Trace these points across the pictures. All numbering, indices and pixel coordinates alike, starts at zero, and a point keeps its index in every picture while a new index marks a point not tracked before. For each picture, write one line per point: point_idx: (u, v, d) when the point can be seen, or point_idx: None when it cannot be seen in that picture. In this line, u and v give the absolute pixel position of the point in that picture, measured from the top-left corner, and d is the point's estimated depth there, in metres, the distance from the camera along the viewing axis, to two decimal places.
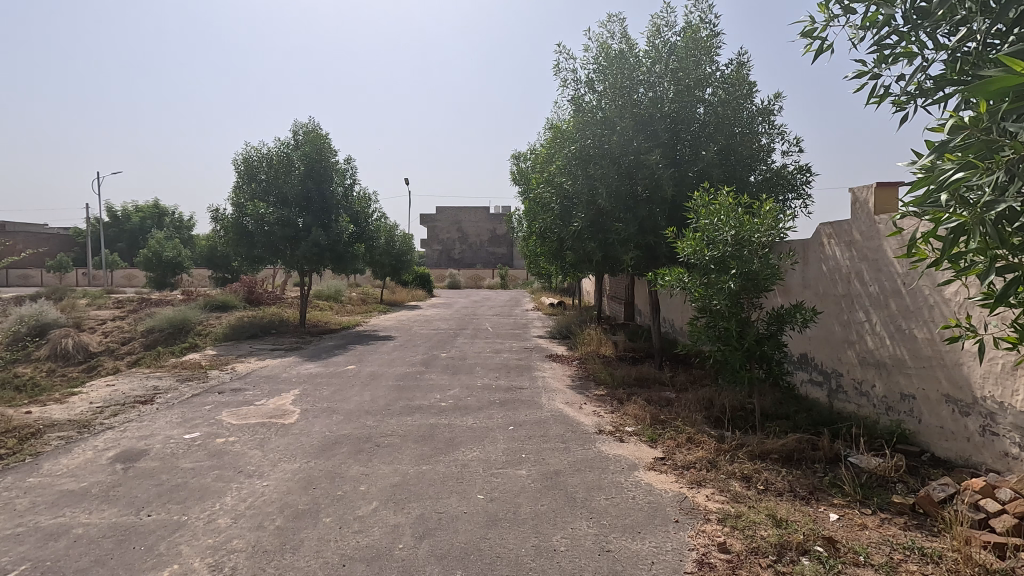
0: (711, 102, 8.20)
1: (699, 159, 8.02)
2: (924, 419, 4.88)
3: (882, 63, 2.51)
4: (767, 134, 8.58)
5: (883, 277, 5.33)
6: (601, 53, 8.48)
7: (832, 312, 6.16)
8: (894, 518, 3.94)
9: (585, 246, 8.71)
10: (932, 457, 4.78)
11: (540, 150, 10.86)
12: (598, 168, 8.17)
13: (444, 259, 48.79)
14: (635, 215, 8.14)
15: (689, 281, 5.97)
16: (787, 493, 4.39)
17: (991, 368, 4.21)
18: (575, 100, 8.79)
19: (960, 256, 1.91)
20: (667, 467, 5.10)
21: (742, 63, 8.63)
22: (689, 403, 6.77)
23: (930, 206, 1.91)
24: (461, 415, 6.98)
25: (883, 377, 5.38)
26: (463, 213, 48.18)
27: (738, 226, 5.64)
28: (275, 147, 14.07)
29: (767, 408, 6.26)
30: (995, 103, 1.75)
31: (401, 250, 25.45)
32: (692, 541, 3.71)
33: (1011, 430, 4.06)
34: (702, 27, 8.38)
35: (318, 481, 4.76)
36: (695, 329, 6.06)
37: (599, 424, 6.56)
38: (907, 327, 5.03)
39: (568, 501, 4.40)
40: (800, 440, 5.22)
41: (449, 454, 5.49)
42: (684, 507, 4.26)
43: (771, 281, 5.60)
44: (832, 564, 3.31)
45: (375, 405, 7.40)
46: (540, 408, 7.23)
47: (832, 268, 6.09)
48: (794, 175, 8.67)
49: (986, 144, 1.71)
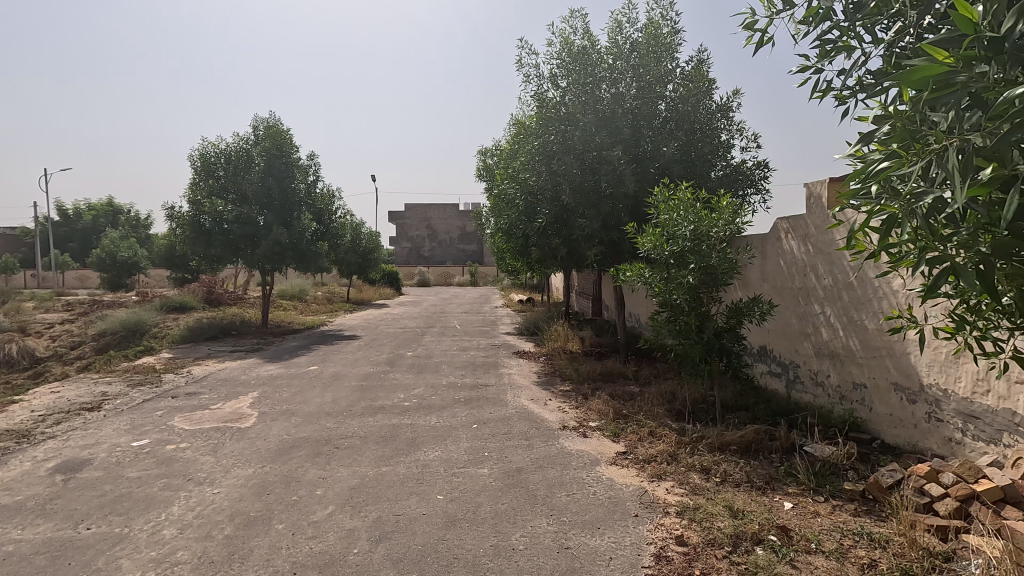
0: (673, 99, 8.28)
1: (661, 155, 8.09)
2: (875, 407, 5.05)
3: (824, 58, 2.47)
4: (727, 130, 8.72)
5: (836, 270, 5.47)
6: (564, 50, 8.55)
7: (789, 305, 6.28)
8: (845, 505, 4.04)
9: (550, 243, 8.68)
10: (883, 444, 4.93)
11: (504, 147, 10.84)
12: (561, 164, 8.19)
13: (414, 256, 48.37)
14: (599, 212, 8.18)
15: (650, 276, 6.03)
16: (744, 484, 4.46)
17: (936, 357, 4.36)
18: (538, 95, 8.81)
19: (894, 248, 1.83)
20: (629, 461, 5.13)
21: (702, 60, 8.77)
22: (652, 397, 6.84)
23: (863, 198, 1.83)
24: (426, 413, 6.90)
25: (837, 368, 5.53)
26: (432, 209, 47.96)
27: (697, 220, 5.71)
28: (231, 142, 13.62)
29: (728, 400, 6.38)
30: (918, 91, 1.67)
31: (368, 247, 25.05)
32: (651, 535, 3.73)
33: (955, 416, 4.21)
34: (662, 24, 8.49)
35: (272, 487, 4.62)
36: (656, 324, 6.12)
37: (563, 420, 6.57)
38: (859, 318, 5.18)
39: (529, 499, 4.37)
40: (758, 431, 5.33)
41: (411, 454, 5.41)
42: (643, 500, 4.29)
43: (729, 275, 5.71)
44: (785, 552, 3.37)
45: (336, 406, 7.26)
46: (504, 405, 7.21)
47: (789, 263, 6.22)
48: (753, 171, 8.81)
49: (913, 133, 1.60)
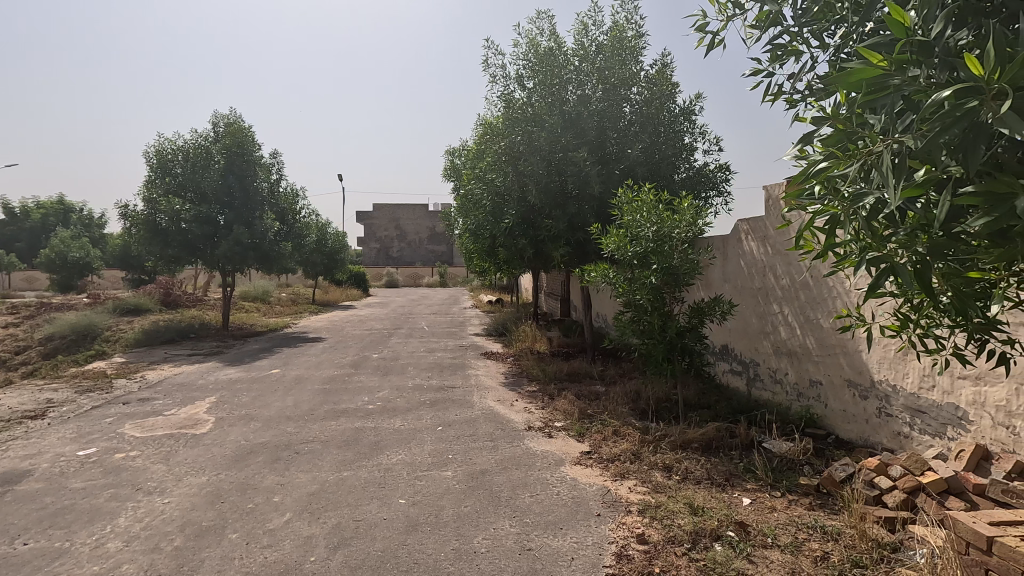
0: (638, 102, 8.37)
1: (626, 157, 8.18)
2: (830, 403, 5.20)
3: (775, 62, 2.51)
4: (691, 133, 8.85)
5: (793, 270, 5.62)
6: (531, 51, 8.56)
7: (749, 305, 6.42)
8: (800, 499, 4.14)
9: (517, 243, 8.67)
10: (837, 439, 5.08)
11: (472, 147, 10.79)
12: (528, 165, 8.19)
13: (382, 257, 47.76)
14: (565, 212, 8.21)
15: (614, 276, 6.08)
16: (705, 481, 4.53)
17: (885, 354, 4.53)
18: (505, 96, 8.80)
19: (837, 247, 1.86)
20: (593, 461, 5.15)
21: (666, 64, 8.89)
22: (617, 396, 6.90)
23: (807, 199, 1.87)
24: (390, 416, 6.80)
25: (795, 366, 5.68)
26: (400, 210, 47.46)
27: (659, 222, 5.78)
28: (188, 139, 13.16)
29: (690, 398, 6.48)
30: (855, 92, 1.69)
31: (334, 248, 24.61)
32: (613, 534, 3.75)
33: (903, 410, 4.37)
34: (627, 27, 8.57)
35: (227, 494, 4.47)
36: (620, 324, 6.17)
37: (529, 421, 6.56)
38: (815, 317, 5.33)
39: (492, 501, 4.34)
40: (719, 429, 5.42)
41: (374, 458, 5.31)
42: (606, 499, 4.31)
43: (691, 275, 5.80)
44: (742, 547, 3.42)
45: (297, 410, 7.07)
46: (470, 407, 7.16)
47: (749, 263, 6.37)
48: (715, 173, 8.98)
49: (850, 134, 1.63)
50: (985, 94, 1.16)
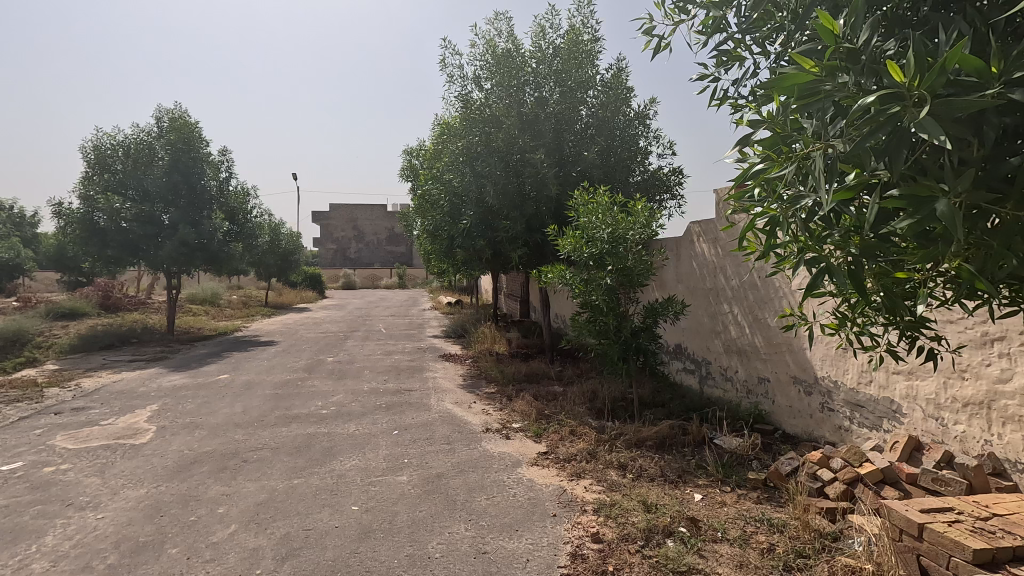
0: (594, 105, 8.48)
1: (582, 159, 8.27)
2: (777, 400, 5.39)
3: (720, 67, 2.57)
4: (646, 137, 9.02)
5: (742, 271, 5.80)
6: (488, 51, 8.54)
7: (701, 305, 6.58)
8: (749, 493, 4.26)
9: (474, 244, 8.64)
10: (783, 434, 5.26)
11: (429, 147, 10.68)
12: (485, 165, 8.18)
13: (339, 259, 46.75)
14: (522, 214, 8.23)
15: (571, 277, 6.12)
16: (658, 478, 4.61)
17: (827, 351, 4.72)
18: (462, 96, 8.75)
19: (777, 248, 1.91)
20: (549, 461, 5.17)
21: (621, 68, 9.04)
22: (575, 396, 6.95)
23: (748, 201, 1.91)
24: (344, 421, 6.63)
25: (744, 364, 5.85)
26: (358, 210, 46.57)
27: (614, 223, 5.85)
28: (129, 134, 12.50)
29: (645, 397, 6.59)
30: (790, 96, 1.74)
31: (288, 249, 23.91)
32: (568, 534, 3.76)
33: (844, 405, 4.56)
34: (584, 31, 8.66)
35: (167, 507, 4.25)
36: (577, 325, 6.22)
37: (486, 423, 6.52)
38: (763, 317, 5.51)
39: (448, 505, 4.29)
40: (672, 426, 5.53)
41: (326, 465, 5.16)
42: (562, 499, 4.32)
43: (645, 276, 5.90)
44: (693, 543, 3.49)
45: (246, 417, 6.81)
46: (427, 410, 7.07)
47: (700, 264, 6.53)
48: (668, 177, 9.18)
49: (786, 137, 1.68)
50: (908, 101, 1.21)
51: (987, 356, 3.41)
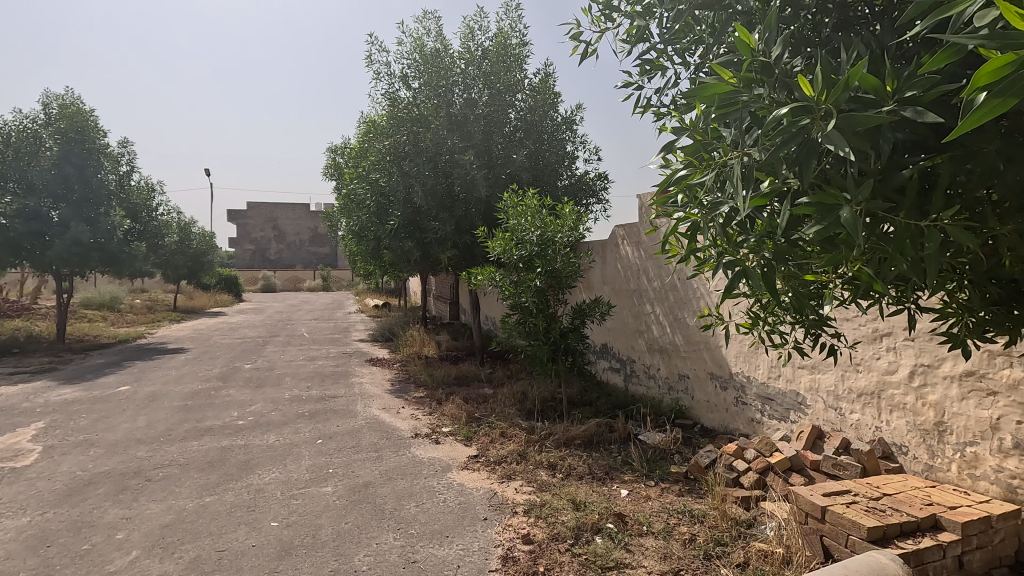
0: (522, 108, 8.55)
1: (511, 162, 8.32)
2: (696, 395, 5.66)
3: (644, 76, 2.66)
4: (572, 142, 9.20)
5: (663, 273, 6.05)
6: (416, 50, 8.40)
7: (626, 306, 6.80)
8: (671, 486, 4.43)
9: (402, 245, 8.46)
10: (702, 428, 5.53)
11: (354, 145, 10.34)
12: (413, 165, 8.02)
13: (258, 259, 44.33)
14: (451, 215, 8.16)
15: (500, 279, 6.14)
16: (587, 476, 4.70)
17: (740, 348, 5.02)
18: (389, 94, 8.55)
19: (698, 251, 1.99)
20: (480, 464, 5.13)
21: (549, 73, 9.17)
22: (505, 398, 6.97)
23: (671, 206, 1.98)
24: (263, 432, 6.27)
25: (666, 361, 6.10)
26: (278, 209, 44.38)
27: (543, 226, 5.92)
28: (8, 120, 11.13)
29: (574, 396, 6.72)
30: (710, 105, 1.81)
31: (200, 249, 22.36)
32: (499, 537, 3.74)
33: (756, 398, 4.86)
34: (512, 35, 8.72)
35: (56, 537, 3.82)
36: (507, 327, 6.24)
37: (415, 428, 6.39)
38: (682, 316, 5.78)
39: (375, 514, 4.15)
40: (599, 425, 5.66)
41: (243, 479, 4.85)
42: (492, 502, 4.30)
43: (573, 277, 6.01)
44: (621, 538, 3.59)
45: (150, 432, 6.27)
46: (353, 417, 6.82)
47: (625, 266, 6.75)
48: (594, 181, 9.42)
49: (705, 143, 1.75)
50: (816, 113, 1.29)
51: (877, 350, 3.74)
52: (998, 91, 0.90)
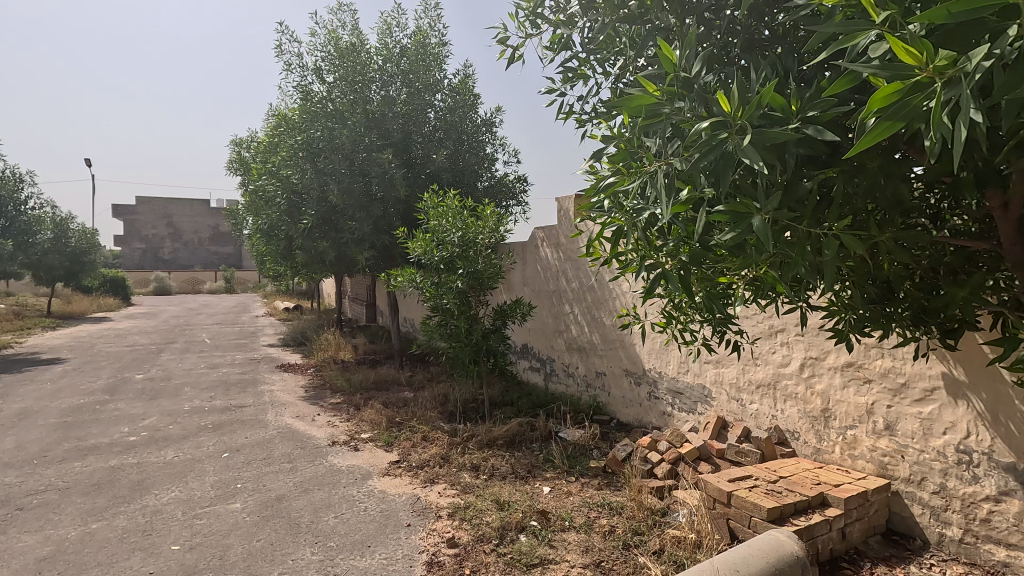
0: (441, 108, 8.45)
1: (431, 162, 8.22)
2: (612, 392, 5.89)
3: (568, 83, 2.73)
4: (492, 144, 9.22)
5: (581, 275, 6.24)
6: (330, 43, 8.08)
7: (545, 306, 6.94)
8: (591, 481, 4.58)
9: (316, 245, 8.09)
10: (618, 423, 5.76)
11: (263, 139, 9.77)
12: (327, 162, 7.72)
13: (150, 259, 40.61)
14: (369, 214, 7.92)
15: (421, 280, 6.05)
16: (510, 475, 4.75)
17: (653, 345, 5.29)
18: (301, 87, 8.16)
19: (621, 255, 2.08)
20: (401, 470, 5.02)
21: (468, 75, 9.15)
22: (426, 401, 6.87)
23: (597, 211, 2.05)
24: (160, 448, 5.75)
25: (584, 360, 6.30)
26: (173, 205, 40.93)
27: (464, 228, 5.90)
28: None
29: (495, 397, 6.76)
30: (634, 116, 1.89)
31: (80, 248, 20.13)
32: (423, 543, 3.69)
33: (667, 393, 5.13)
34: (431, 34, 8.62)
35: None
36: (428, 329, 6.15)
37: (332, 436, 6.14)
38: (599, 316, 6.00)
39: (290, 529, 3.93)
40: (521, 424, 5.73)
41: (137, 501, 4.42)
42: (415, 508, 4.23)
43: (494, 279, 6.04)
44: (544, 534, 3.66)
45: (21, 454, 5.55)
46: (263, 427, 6.43)
47: (544, 268, 6.89)
48: (513, 184, 9.51)
49: (630, 152, 1.83)
50: (732, 128, 1.39)
51: (773, 345, 4.09)
52: (891, 113, 1.02)
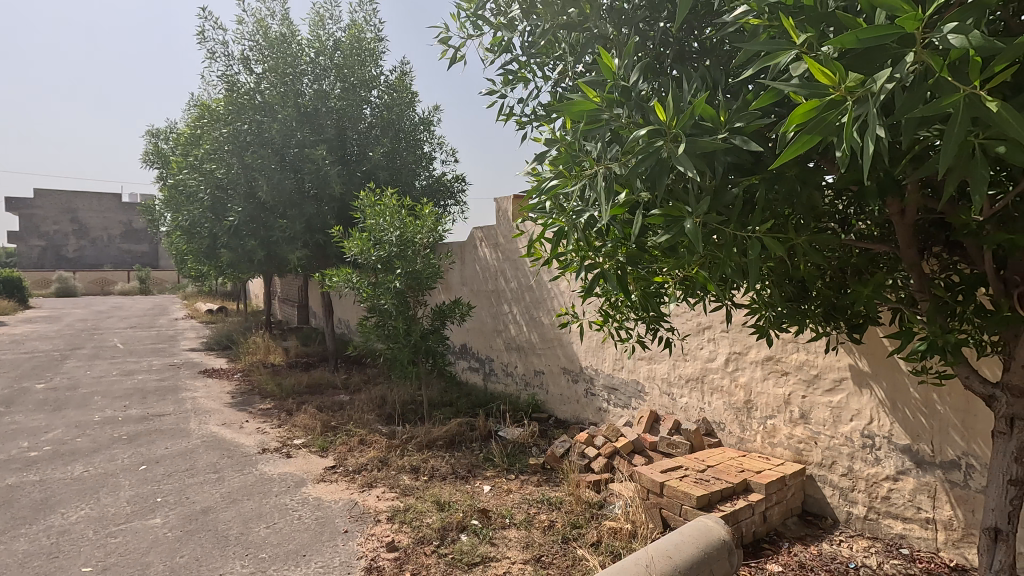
0: (377, 105, 8.27)
1: (367, 159, 8.02)
2: (550, 390, 6.00)
3: (508, 85, 2.75)
4: (430, 143, 9.12)
5: (520, 275, 6.32)
6: (258, 32, 7.72)
7: (484, 306, 6.96)
8: (531, 477, 4.65)
9: (243, 243, 7.70)
10: (556, 420, 5.87)
11: (184, 131, 9.19)
12: (256, 157, 7.37)
13: (51, 258, 37.14)
14: (301, 212, 7.63)
15: (357, 281, 5.91)
16: (450, 476, 4.73)
17: (589, 344, 5.44)
18: (226, 77, 7.74)
19: (561, 255, 2.13)
20: (337, 475, 4.88)
21: (405, 72, 9.01)
22: (362, 404, 6.71)
23: (539, 212, 2.09)
24: (67, 463, 5.29)
25: (523, 359, 6.37)
26: (79, 199, 37.64)
27: (402, 227, 5.82)
28: None
29: (434, 398, 6.70)
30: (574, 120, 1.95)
31: None
32: (362, 548, 3.61)
33: (603, 390, 5.29)
34: (366, 28, 8.42)
35: None
36: (365, 330, 6.01)
37: (262, 443, 5.87)
38: (538, 315, 6.09)
39: (217, 542, 3.73)
40: (460, 424, 5.72)
41: (40, 522, 4.04)
42: (352, 513, 4.13)
43: (433, 279, 5.98)
44: (485, 533, 3.68)
45: None
46: (186, 436, 6.05)
47: (483, 268, 6.91)
48: (452, 183, 9.44)
49: (570, 155, 1.88)
50: (666, 136, 1.47)
51: (701, 341, 4.31)
52: (809, 128, 1.11)
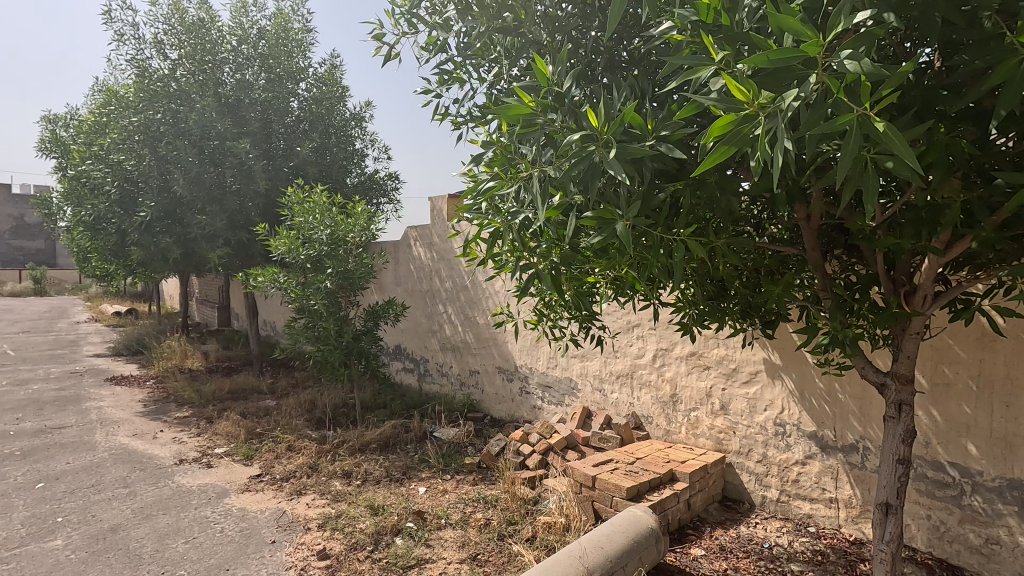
0: (305, 98, 7.96)
1: (294, 154, 7.70)
2: (485, 389, 6.03)
3: (443, 84, 2.74)
4: (361, 139, 8.87)
5: (455, 274, 6.30)
6: (174, 15, 7.23)
7: (419, 306, 6.88)
8: (466, 477, 4.65)
9: (157, 241, 7.18)
10: (491, 418, 5.91)
11: (87, 118, 8.46)
12: (171, 149, 6.90)
13: None
14: (223, 208, 7.23)
15: (285, 281, 5.68)
16: (384, 479, 4.65)
17: (524, 343, 5.51)
18: (137, 61, 7.20)
19: (496, 255, 2.15)
20: (264, 484, 4.67)
21: (335, 65, 8.72)
22: (290, 409, 6.45)
23: (475, 213, 2.10)
24: None
25: (458, 359, 6.36)
26: None
27: (333, 225, 5.64)
28: None
29: (367, 400, 6.55)
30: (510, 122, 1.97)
31: None
32: (291, 558, 3.48)
33: (537, 387, 5.38)
34: (293, 18, 8.08)
35: None
36: (293, 331, 5.78)
37: (179, 453, 5.51)
38: (473, 315, 6.10)
39: (129, 562, 3.47)
40: (395, 426, 5.63)
41: None
42: (281, 523, 3.97)
43: (366, 279, 5.85)
44: (421, 534, 3.65)
45: None
46: (91, 449, 5.57)
47: (417, 267, 6.83)
48: (385, 181, 9.23)
49: (506, 157, 1.90)
50: (598, 142, 1.52)
51: (630, 338, 4.48)
52: (727, 139, 1.20)
